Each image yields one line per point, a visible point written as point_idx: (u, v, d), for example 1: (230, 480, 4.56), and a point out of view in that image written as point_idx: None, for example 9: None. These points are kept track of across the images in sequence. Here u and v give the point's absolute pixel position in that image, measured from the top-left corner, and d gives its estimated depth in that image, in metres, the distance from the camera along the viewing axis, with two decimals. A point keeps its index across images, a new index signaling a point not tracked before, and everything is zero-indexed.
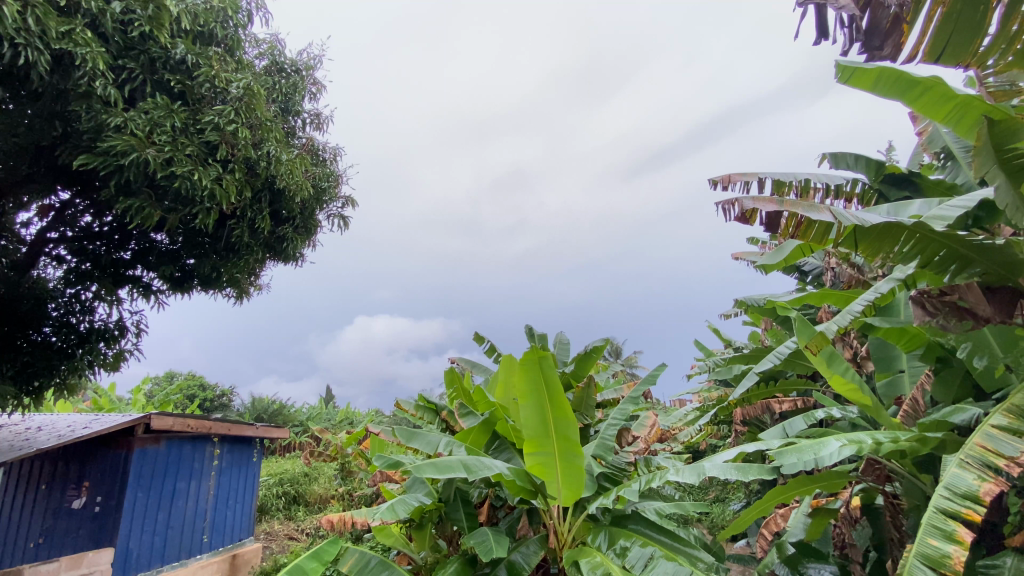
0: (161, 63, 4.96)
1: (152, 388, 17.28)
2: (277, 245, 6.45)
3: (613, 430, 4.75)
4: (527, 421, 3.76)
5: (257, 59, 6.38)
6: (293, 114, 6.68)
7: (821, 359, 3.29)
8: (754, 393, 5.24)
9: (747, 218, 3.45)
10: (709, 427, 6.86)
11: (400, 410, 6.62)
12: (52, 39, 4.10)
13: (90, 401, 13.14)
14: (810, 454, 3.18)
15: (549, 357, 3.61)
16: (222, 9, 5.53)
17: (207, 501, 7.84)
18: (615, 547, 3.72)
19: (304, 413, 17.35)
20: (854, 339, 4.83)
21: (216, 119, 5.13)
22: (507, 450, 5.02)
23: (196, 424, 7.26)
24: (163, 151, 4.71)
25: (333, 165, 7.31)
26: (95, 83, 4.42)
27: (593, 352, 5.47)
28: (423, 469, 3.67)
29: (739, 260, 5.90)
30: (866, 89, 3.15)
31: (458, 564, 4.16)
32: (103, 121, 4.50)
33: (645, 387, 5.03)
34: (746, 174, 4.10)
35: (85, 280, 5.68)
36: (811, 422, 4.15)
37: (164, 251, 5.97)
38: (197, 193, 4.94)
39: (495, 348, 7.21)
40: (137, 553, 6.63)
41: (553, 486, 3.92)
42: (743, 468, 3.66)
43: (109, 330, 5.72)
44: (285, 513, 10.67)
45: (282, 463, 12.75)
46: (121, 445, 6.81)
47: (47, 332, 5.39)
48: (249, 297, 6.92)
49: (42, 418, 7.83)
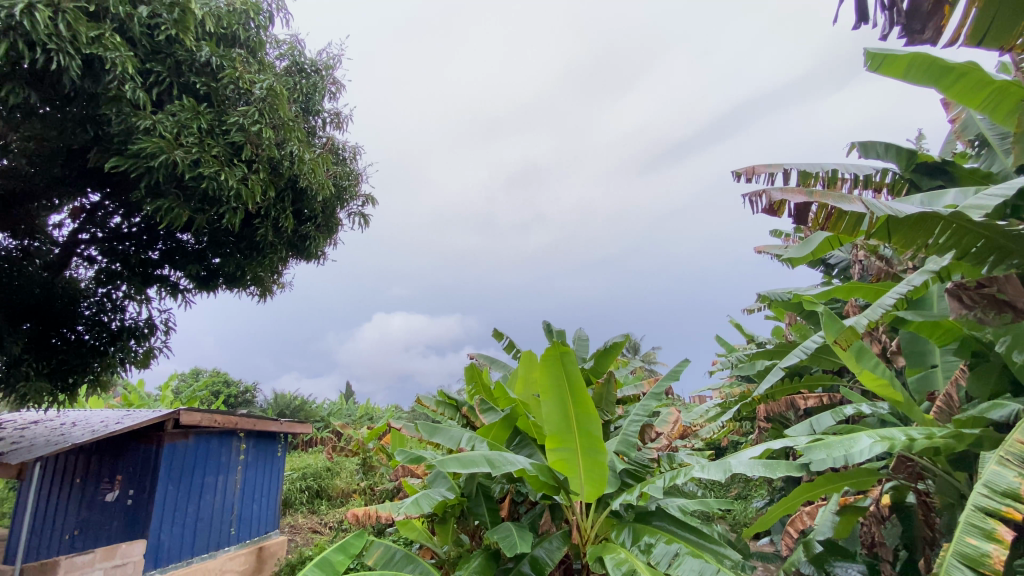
0: (186, 65, 5.06)
1: (179, 383, 17.68)
2: (300, 243, 6.57)
3: (636, 426, 4.67)
4: (548, 416, 3.76)
5: (278, 60, 6.44)
6: (313, 114, 6.75)
7: (850, 355, 3.23)
8: (778, 390, 5.11)
9: (775, 209, 3.40)
10: (733, 425, 6.76)
11: (420, 405, 6.79)
12: (82, 45, 4.21)
13: (120, 398, 13.53)
14: (840, 451, 3.12)
15: (572, 352, 3.62)
16: (244, 11, 5.63)
17: (234, 494, 8.03)
18: (640, 544, 3.68)
19: (325, 408, 17.59)
20: (883, 334, 4.71)
21: (240, 120, 5.21)
22: (528, 446, 4.97)
23: (222, 420, 7.43)
24: (190, 152, 4.81)
25: (353, 164, 7.39)
26: (124, 87, 4.52)
27: (613, 348, 5.41)
28: (447, 463, 3.78)
29: (762, 254, 5.79)
30: (896, 77, 3.09)
31: (482, 558, 4.17)
32: (132, 124, 4.60)
33: (667, 383, 4.94)
34: (771, 165, 4.03)
35: (115, 280, 5.82)
36: (839, 418, 4.06)
37: (190, 251, 6.08)
38: (224, 193, 5.04)
39: (514, 345, 7.20)
40: (167, 545, 6.81)
41: (576, 482, 3.90)
42: (770, 464, 3.59)
43: (139, 328, 5.91)
44: (309, 507, 10.92)
45: (305, 458, 12.98)
46: (151, 439, 6.94)
47: (80, 331, 5.61)
48: (272, 295, 7.06)
49: (75, 414, 8.08)
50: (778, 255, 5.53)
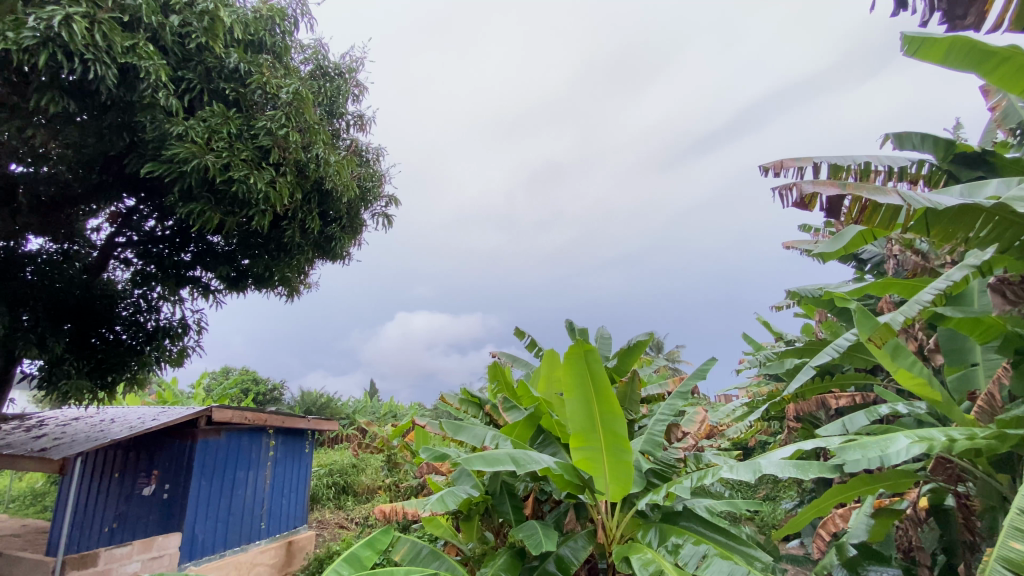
0: (216, 72, 5.21)
1: (211, 381, 18.18)
2: (326, 244, 6.69)
3: (661, 426, 4.62)
4: (572, 414, 3.75)
5: (303, 65, 6.54)
6: (337, 117, 6.85)
7: (885, 352, 3.13)
8: (808, 389, 4.96)
9: (806, 203, 3.48)
10: (760, 424, 6.62)
11: (444, 403, 6.85)
12: (117, 54, 4.36)
13: (155, 395, 14.02)
14: (875, 451, 3.03)
15: (595, 350, 3.61)
16: (270, 17, 5.74)
17: (264, 489, 8.25)
18: (667, 545, 3.64)
19: (351, 406, 17.89)
20: (919, 331, 4.55)
21: (268, 125, 5.31)
22: (552, 445, 4.95)
23: (252, 417, 7.62)
24: (221, 156, 4.95)
25: (376, 165, 7.48)
26: (157, 94, 4.67)
27: (637, 347, 5.35)
28: (471, 461, 3.80)
29: (790, 249, 5.66)
30: (934, 62, 2.97)
31: (506, 556, 4.18)
32: (166, 130, 4.75)
33: (694, 381, 4.85)
34: (800, 159, 3.93)
35: (149, 282, 6.05)
36: (874, 418, 3.93)
37: (220, 252, 6.25)
38: (253, 196, 5.16)
39: (536, 343, 7.19)
40: (202, 538, 7.03)
41: (600, 482, 3.87)
42: (801, 465, 3.50)
43: (173, 328, 6.15)
44: (335, 502, 11.14)
45: (331, 455, 13.25)
46: (185, 435, 7.16)
47: (117, 330, 5.85)
48: (299, 295, 7.21)
49: (115, 411, 8.42)
50: (808, 250, 5.39)
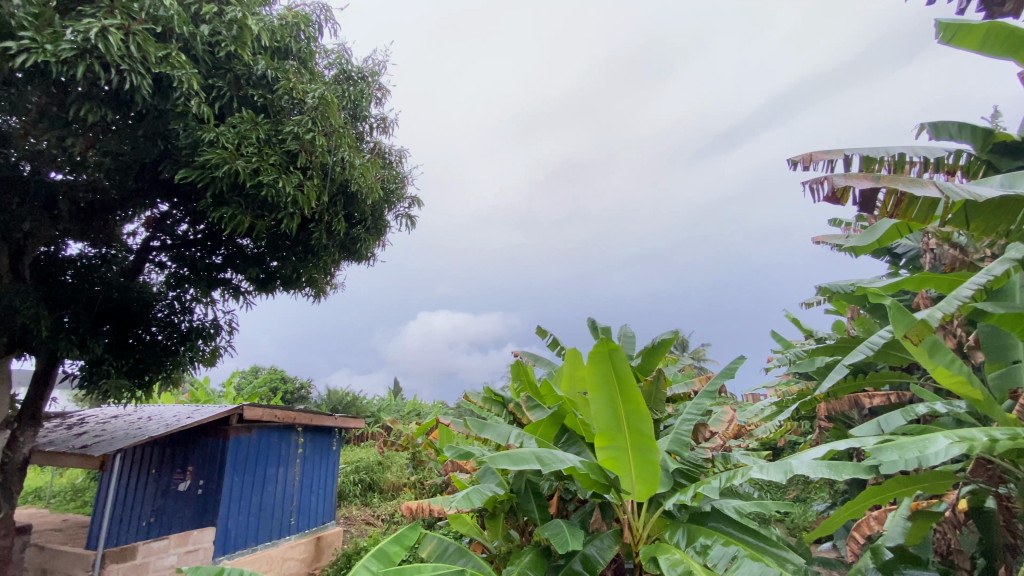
0: (245, 79, 5.34)
1: (241, 379, 18.67)
2: (351, 246, 6.83)
3: (689, 425, 4.56)
4: (597, 414, 3.74)
5: (327, 70, 6.66)
6: (361, 120, 6.95)
7: (922, 350, 3.03)
8: (840, 387, 4.81)
9: (839, 197, 3.36)
10: (790, 424, 6.49)
11: (467, 401, 6.91)
12: (151, 64, 4.51)
13: (189, 394, 14.49)
14: (913, 452, 2.94)
15: (621, 349, 3.58)
16: (295, 24, 5.86)
17: (293, 486, 8.44)
18: (695, 545, 3.61)
19: (376, 404, 18.18)
20: (958, 328, 4.39)
21: (295, 129, 5.43)
22: (577, 444, 4.93)
23: (282, 415, 7.81)
24: (250, 161, 5.08)
25: (399, 167, 7.57)
26: (189, 102, 4.82)
27: (661, 345, 5.24)
28: (497, 460, 3.81)
29: (820, 244, 5.52)
30: (970, 49, 2.89)
31: (532, 555, 4.18)
32: (198, 137, 4.89)
33: (722, 380, 4.77)
34: (830, 151, 3.82)
35: (183, 284, 6.33)
36: (911, 418, 3.81)
37: (250, 254, 6.44)
38: (282, 200, 5.28)
39: (558, 342, 7.18)
40: (235, 532, 7.23)
41: (626, 481, 3.84)
42: (835, 466, 3.42)
43: (205, 329, 6.37)
44: (362, 499, 11.33)
45: (357, 452, 13.48)
46: (218, 432, 7.38)
47: (153, 332, 6.01)
48: (326, 296, 7.36)
49: (150, 409, 8.71)
50: (839, 246, 5.24)
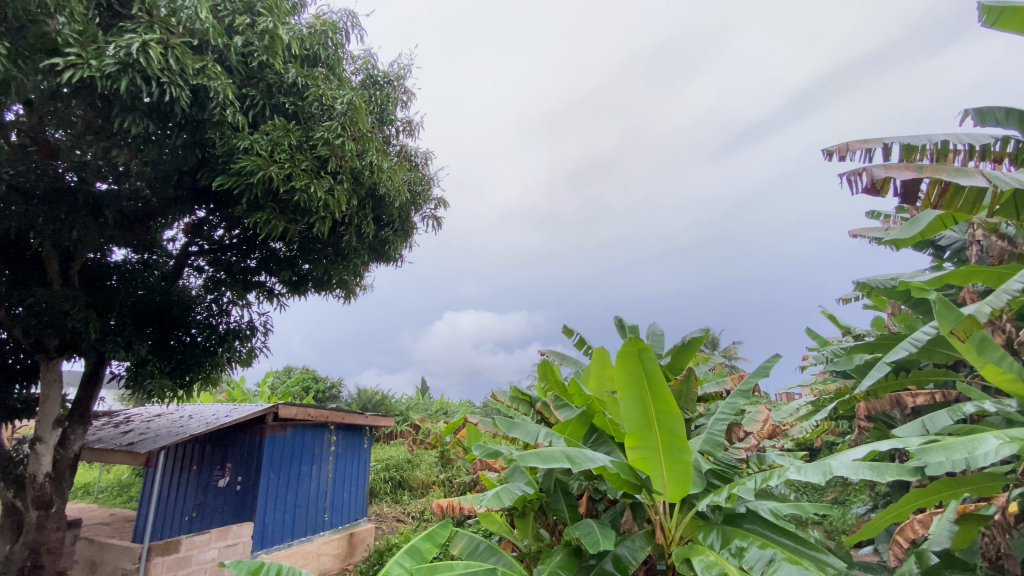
0: (276, 87, 5.49)
1: (275, 379, 19.18)
2: (380, 248, 6.97)
3: (722, 425, 4.47)
4: (627, 414, 3.70)
5: (354, 75, 6.78)
6: (388, 124, 7.06)
7: (970, 346, 2.91)
8: (880, 386, 4.63)
9: (878, 188, 3.29)
10: (827, 424, 6.30)
11: (495, 400, 6.94)
12: (189, 76, 4.69)
13: (226, 393, 15.00)
14: (960, 454, 2.82)
15: (650, 348, 3.55)
16: (323, 31, 5.98)
17: (327, 482, 8.65)
18: (730, 547, 3.55)
19: (404, 403, 18.46)
20: (1008, 323, 4.17)
21: (325, 135, 5.55)
22: (606, 444, 4.88)
23: (315, 413, 8.00)
24: (283, 167, 5.21)
25: (425, 169, 7.65)
26: (225, 112, 4.99)
27: (692, 343, 5.13)
28: (526, 458, 3.83)
29: (857, 238, 5.33)
30: (1019, 31, 2.74)
31: (564, 554, 4.17)
32: (233, 145, 5.06)
33: (756, 378, 4.66)
34: (868, 141, 3.69)
35: (220, 288, 6.46)
36: (958, 417, 3.66)
37: (283, 258, 6.57)
38: (313, 205, 5.41)
39: (585, 341, 7.13)
40: (272, 528, 7.45)
41: (658, 482, 3.79)
42: (877, 467, 3.29)
43: (242, 330, 6.57)
44: (392, 496, 11.52)
45: (388, 451, 13.71)
46: (255, 430, 7.61)
47: (193, 333, 6.22)
48: (355, 297, 7.51)
49: (190, 408, 9.05)
50: (878, 238, 5.05)
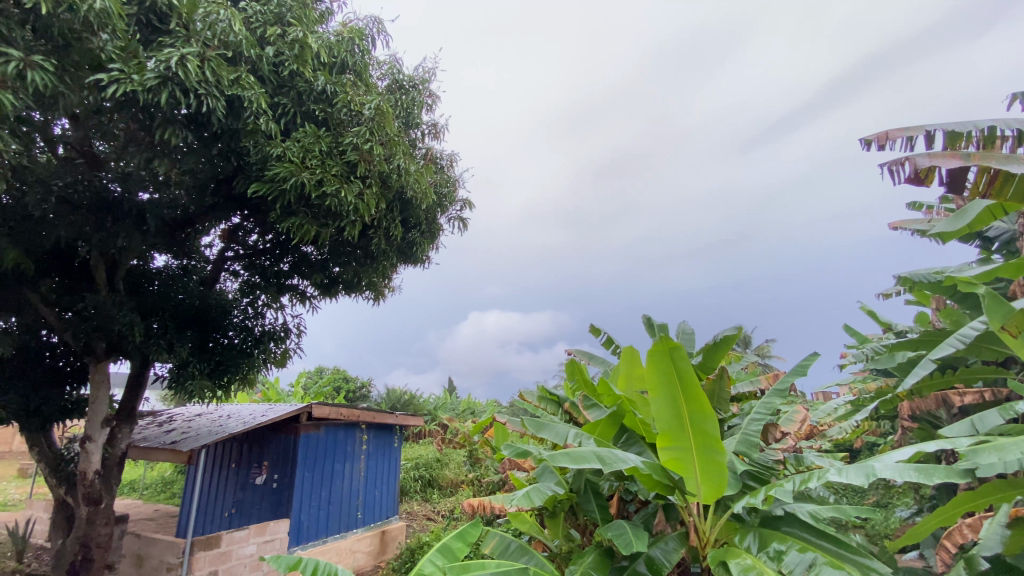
0: (307, 95, 5.62)
1: (308, 379, 19.66)
2: (408, 249, 7.07)
3: (757, 425, 4.37)
4: (658, 414, 3.66)
5: (380, 80, 6.89)
6: (413, 127, 7.15)
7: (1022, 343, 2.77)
8: (924, 385, 4.43)
9: (921, 177, 3.21)
10: (868, 424, 6.07)
11: (522, 400, 6.93)
12: (225, 87, 4.85)
13: (262, 394, 15.46)
14: (1013, 455, 2.69)
15: (681, 348, 3.50)
16: (350, 38, 6.09)
17: (359, 480, 8.82)
18: (768, 551, 3.47)
19: (432, 403, 18.66)
20: None
21: (354, 140, 5.65)
22: (637, 444, 4.81)
23: (347, 413, 8.17)
24: (315, 173, 5.34)
25: (450, 171, 7.71)
26: (258, 120, 5.13)
27: (723, 343, 4.97)
28: (557, 458, 3.82)
29: (898, 230, 5.12)
30: None
31: (596, 555, 4.14)
32: (267, 152, 5.22)
33: (793, 376, 4.52)
34: (909, 128, 3.55)
35: (255, 291, 6.73)
36: (1009, 417, 3.45)
37: (314, 261, 6.70)
38: (344, 209, 5.53)
39: (612, 340, 7.06)
40: (307, 524, 7.64)
41: (691, 483, 3.72)
42: (924, 469, 3.16)
43: (276, 332, 6.85)
44: (422, 495, 11.68)
45: (417, 450, 13.89)
46: (290, 430, 7.80)
47: (230, 336, 6.46)
48: (384, 298, 7.64)
49: (228, 408, 9.33)
50: (920, 231, 4.84)
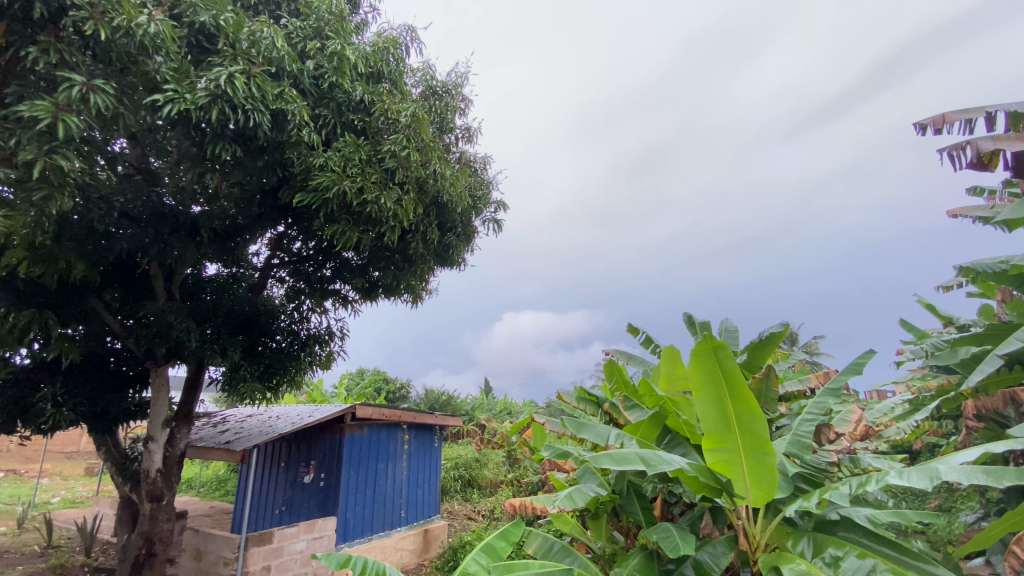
0: (346, 105, 5.80)
1: (350, 380, 20.25)
2: (444, 252, 7.20)
3: (809, 426, 4.20)
4: (704, 414, 3.59)
5: (414, 87, 7.03)
6: (447, 132, 7.25)
7: None
8: (992, 382, 4.16)
9: (984, 161, 3.09)
10: (929, 424, 5.74)
11: (560, 401, 6.91)
12: (269, 102, 5.04)
13: (307, 395, 16.02)
14: None
15: (727, 346, 3.44)
16: (384, 48, 6.25)
17: (401, 480, 9.00)
18: (824, 556, 3.34)
19: (470, 403, 18.87)
20: None
21: (392, 147, 5.78)
22: (681, 446, 4.71)
23: (389, 413, 8.34)
24: (355, 181, 5.48)
25: (483, 173, 7.78)
26: (301, 132, 5.35)
27: (770, 341, 4.79)
28: (599, 459, 3.81)
29: (957, 218, 4.81)
30: None
31: (641, 558, 4.09)
32: (309, 163, 5.40)
33: (847, 375, 4.33)
34: (968, 110, 3.35)
35: (300, 296, 7.01)
36: None
37: (355, 266, 6.85)
38: (383, 215, 5.67)
39: (652, 339, 6.93)
40: (353, 522, 7.86)
41: (740, 486, 3.61)
42: (993, 471, 2.97)
43: (321, 335, 7.14)
44: (463, 494, 11.82)
45: (457, 450, 14.07)
46: (335, 430, 8.04)
47: (278, 339, 6.85)
48: (422, 301, 7.79)
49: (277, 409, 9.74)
50: (983, 218, 4.54)
